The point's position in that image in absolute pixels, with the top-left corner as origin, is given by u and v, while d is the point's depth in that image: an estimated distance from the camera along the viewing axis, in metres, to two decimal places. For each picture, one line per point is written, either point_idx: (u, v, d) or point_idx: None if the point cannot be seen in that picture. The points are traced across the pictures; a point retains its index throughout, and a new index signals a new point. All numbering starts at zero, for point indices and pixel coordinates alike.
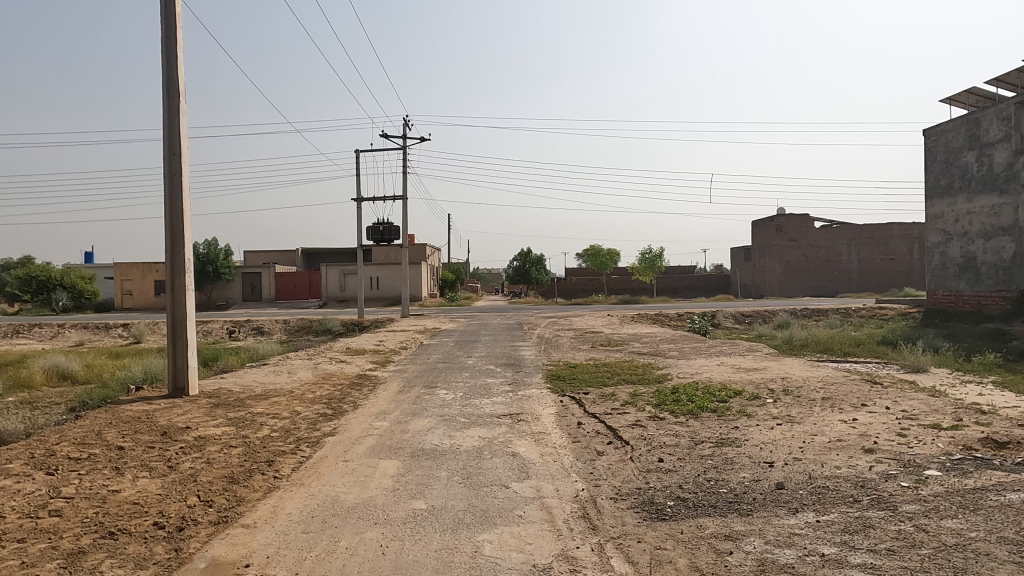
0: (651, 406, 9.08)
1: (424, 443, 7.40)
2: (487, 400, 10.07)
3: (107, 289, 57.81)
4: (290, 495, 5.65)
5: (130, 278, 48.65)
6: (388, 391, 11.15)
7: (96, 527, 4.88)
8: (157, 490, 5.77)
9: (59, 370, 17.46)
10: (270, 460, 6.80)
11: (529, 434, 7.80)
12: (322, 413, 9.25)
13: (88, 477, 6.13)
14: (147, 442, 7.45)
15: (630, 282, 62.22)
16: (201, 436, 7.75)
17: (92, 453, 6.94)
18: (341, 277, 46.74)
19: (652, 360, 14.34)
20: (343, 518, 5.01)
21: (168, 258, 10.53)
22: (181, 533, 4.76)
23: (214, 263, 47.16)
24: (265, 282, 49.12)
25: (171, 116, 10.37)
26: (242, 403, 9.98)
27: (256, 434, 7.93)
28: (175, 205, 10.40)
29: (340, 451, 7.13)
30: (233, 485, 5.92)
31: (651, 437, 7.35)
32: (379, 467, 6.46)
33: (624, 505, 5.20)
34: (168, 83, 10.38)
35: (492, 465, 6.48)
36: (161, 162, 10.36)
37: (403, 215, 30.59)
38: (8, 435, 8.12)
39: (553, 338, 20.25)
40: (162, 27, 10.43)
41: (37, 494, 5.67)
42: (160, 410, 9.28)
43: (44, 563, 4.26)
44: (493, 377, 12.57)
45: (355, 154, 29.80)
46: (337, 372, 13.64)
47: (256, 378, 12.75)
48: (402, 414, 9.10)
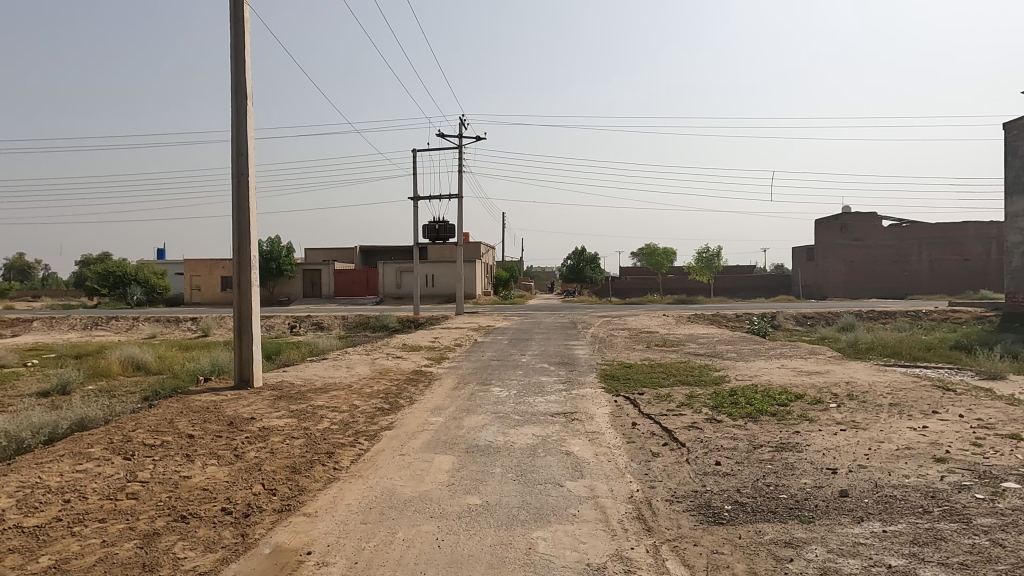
0: (709, 409, 8.91)
1: (479, 439, 7.48)
2: (541, 398, 10.08)
3: (177, 285, 60.56)
4: (349, 486, 5.80)
5: (198, 273, 50.84)
6: (443, 387, 11.30)
7: (169, 511, 5.13)
8: (224, 477, 6.01)
9: (133, 360, 18.40)
10: (330, 451, 6.99)
11: (584, 433, 7.77)
12: (379, 408, 9.47)
13: (161, 463, 6.44)
14: (215, 431, 7.78)
15: (687, 282, 61.23)
16: (265, 427, 8.03)
17: (165, 440, 7.29)
18: (397, 274, 47.64)
19: (709, 361, 14.07)
20: (400, 511, 5.11)
21: (235, 254, 10.95)
22: (247, 520, 4.95)
23: (277, 259, 48.67)
24: (324, 278, 50.49)
25: (238, 118, 10.76)
26: (303, 396, 10.32)
27: (317, 426, 8.18)
28: (242, 206, 10.77)
29: (396, 445, 7.27)
30: (296, 475, 6.12)
31: (708, 440, 7.22)
32: (435, 462, 6.56)
33: (680, 508, 5.13)
34: (236, 87, 10.79)
35: (546, 463, 6.49)
36: (230, 164, 10.77)
37: (458, 214, 30.84)
38: (91, 420, 8.63)
39: (607, 338, 20.11)
40: (231, 33, 10.83)
41: (115, 477, 6.00)
42: (227, 401, 9.70)
43: (123, 543, 4.51)
44: (547, 375, 12.59)
45: (413, 153, 30.18)
46: (394, 368, 13.88)
47: (317, 371, 13.16)
48: (457, 411, 9.20)
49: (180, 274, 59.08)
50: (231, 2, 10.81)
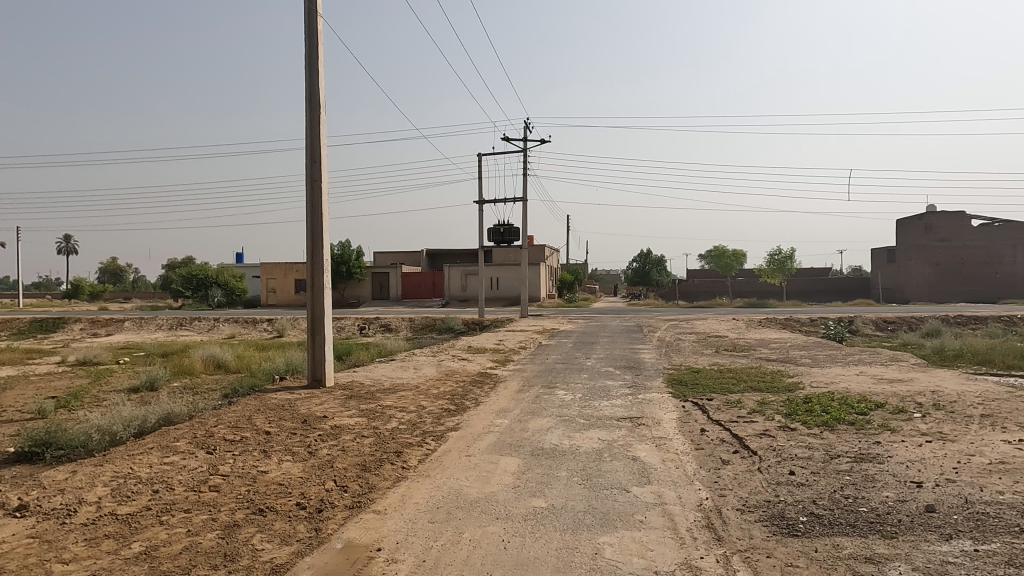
0: (781, 416, 8.60)
1: (545, 442, 7.47)
2: (607, 403, 9.96)
3: (254, 287, 63.25)
4: (417, 485, 5.90)
5: (274, 277, 52.93)
6: (508, 390, 11.34)
7: (248, 504, 5.36)
8: (299, 473, 6.24)
9: (214, 359, 19.33)
10: (398, 450, 7.14)
11: (650, 438, 7.66)
12: (446, 409, 9.59)
13: (241, 458, 6.74)
14: (290, 428, 8.07)
15: (757, 286, 59.27)
16: (337, 425, 8.30)
17: (244, 436, 7.63)
18: (463, 277, 48.24)
19: (782, 367, 13.60)
20: (467, 511, 5.17)
21: (309, 258, 11.35)
22: (320, 515, 5.11)
23: (347, 263, 50.14)
24: (392, 281, 51.63)
25: (312, 128, 11.16)
26: (373, 396, 10.57)
27: (386, 426, 8.37)
28: (315, 211, 11.14)
29: (463, 446, 7.35)
30: (366, 473, 6.29)
31: (781, 448, 6.98)
32: (501, 463, 6.60)
33: (752, 518, 4.98)
34: (311, 96, 11.18)
35: (612, 467, 6.43)
36: (304, 171, 11.17)
37: (523, 217, 30.94)
38: (177, 415, 9.12)
39: (675, 342, 19.72)
40: (305, 45, 11.24)
41: (198, 470, 6.32)
42: (301, 399, 10.05)
43: (206, 533, 4.74)
44: (613, 379, 12.44)
45: (478, 158, 30.52)
46: (459, 370, 14.03)
47: (385, 372, 13.49)
48: (522, 413, 9.24)
49: (257, 278, 61.70)
50: (305, 16, 11.22)
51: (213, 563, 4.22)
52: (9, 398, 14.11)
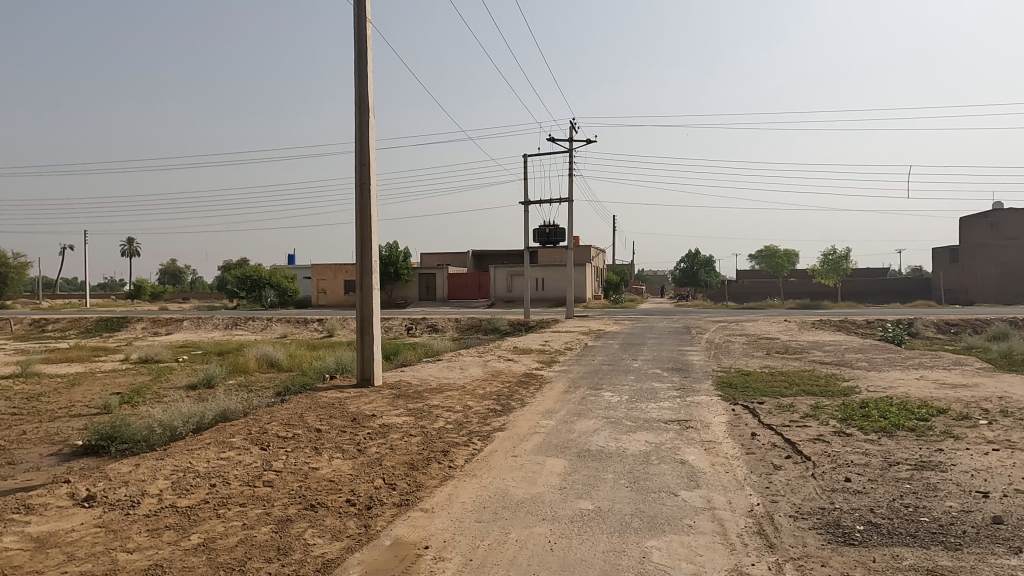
0: (836, 421, 8.34)
1: (591, 444, 7.44)
2: (654, 405, 9.84)
3: (305, 288, 64.81)
4: (463, 484, 5.95)
5: (324, 278, 54.13)
6: (554, 391, 11.33)
7: (300, 499, 5.50)
8: (348, 470, 6.36)
9: (268, 358, 19.89)
10: (445, 450, 7.21)
11: (699, 442, 7.53)
12: (492, 409, 9.64)
13: (294, 454, 6.92)
14: (340, 426, 8.25)
15: (810, 286, 57.69)
16: (385, 423, 8.43)
17: (296, 433, 7.83)
18: (508, 278, 48.44)
19: (837, 370, 13.19)
20: (513, 511, 5.19)
21: (358, 259, 11.55)
22: (369, 512, 5.21)
23: (394, 264, 50.91)
24: (438, 282, 52.14)
25: (361, 132, 11.37)
26: (420, 395, 10.70)
27: (433, 425, 8.46)
28: (364, 212, 11.32)
29: (509, 446, 7.38)
30: (413, 471, 6.37)
31: (836, 454, 6.76)
32: (547, 464, 6.59)
33: (805, 525, 4.84)
34: (360, 100, 11.39)
35: (660, 471, 6.34)
36: (354, 174, 11.38)
37: (569, 217, 30.84)
38: (233, 412, 9.42)
39: (724, 344, 19.35)
40: (355, 50, 11.45)
41: (253, 465, 6.52)
42: (351, 398, 10.25)
43: (260, 527, 4.88)
44: (660, 381, 12.27)
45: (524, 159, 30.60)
46: (505, 370, 14.07)
47: (432, 372, 13.64)
48: (568, 414, 9.21)
49: (308, 279, 63.20)
50: (355, 23, 11.45)
51: (267, 556, 4.34)
52: (78, 394, 14.82)
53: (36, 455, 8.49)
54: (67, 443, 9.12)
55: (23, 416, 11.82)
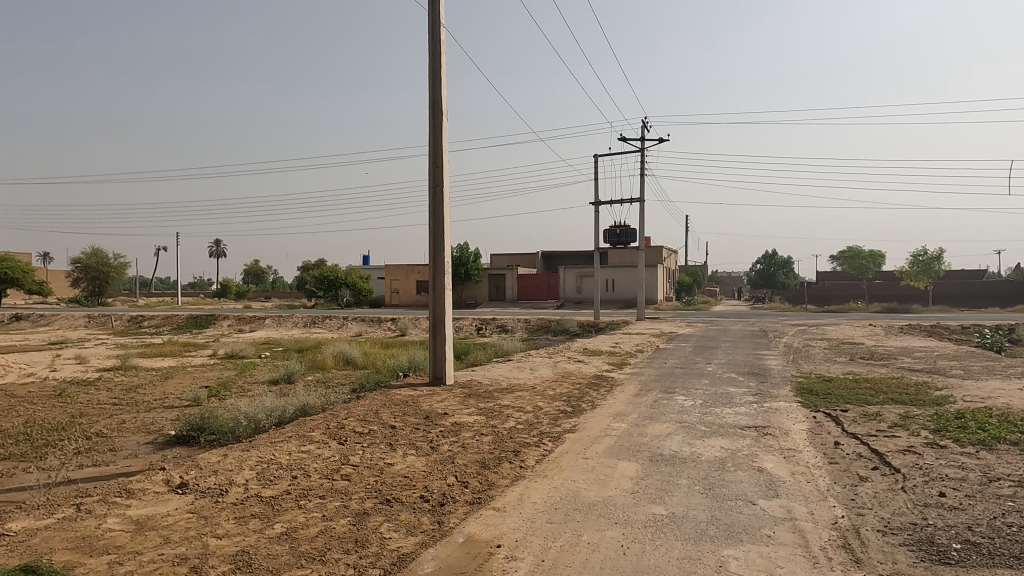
0: (928, 432, 7.86)
1: (664, 448, 7.29)
2: (729, 410, 9.57)
3: (379, 288, 66.65)
4: (535, 485, 5.97)
5: (397, 278, 55.48)
6: (625, 393, 11.19)
7: (376, 494, 5.65)
8: (422, 467, 6.49)
9: (344, 355, 20.54)
10: (517, 450, 7.25)
11: (778, 449, 7.26)
12: (562, 410, 9.62)
13: (369, 450, 7.12)
14: (413, 424, 8.41)
15: (898, 288, 54.61)
16: (457, 422, 8.55)
17: (372, 429, 8.05)
18: (578, 278, 48.31)
19: (928, 378, 12.42)
20: (585, 514, 5.15)
21: (431, 259, 11.75)
22: (442, 509, 5.29)
23: (465, 265, 51.57)
24: (508, 283, 52.44)
25: (435, 135, 11.57)
26: (491, 395, 10.80)
27: (504, 424, 8.53)
28: (437, 214, 11.52)
29: (581, 448, 7.34)
30: (486, 470, 6.43)
31: (929, 467, 6.39)
32: (619, 468, 6.52)
33: (895, 541, 4.58)
34: (434, 105, 11.60)
35: (737, 478, 6.16)
36: (427, 175, 11.60)
37: (641, 218, 30.36)
38: (312, 407, 9.78)
39: (804, 348, 18.61)
40: (429, 54, 11.67)
41: (332, 459, 6.74)
42: (424, 396, 10.45)
43: (339, 519, 5.04)
44: (736, 386, 11.92)
45: (594, 159, 30.41)
46: (575, 371, 14.02)
47: (503, 372, 13.73)
48: (640, 417, 9.08)
49: (382, 279, 64.97)
50: (429, 28, 11.66)
51: (345, 548, 4.48)
52: (171, 386, 15.77)
53: (135, 443, 9.08)
54: (162, 432, 9.74)
55: (123, 406, 12.68)
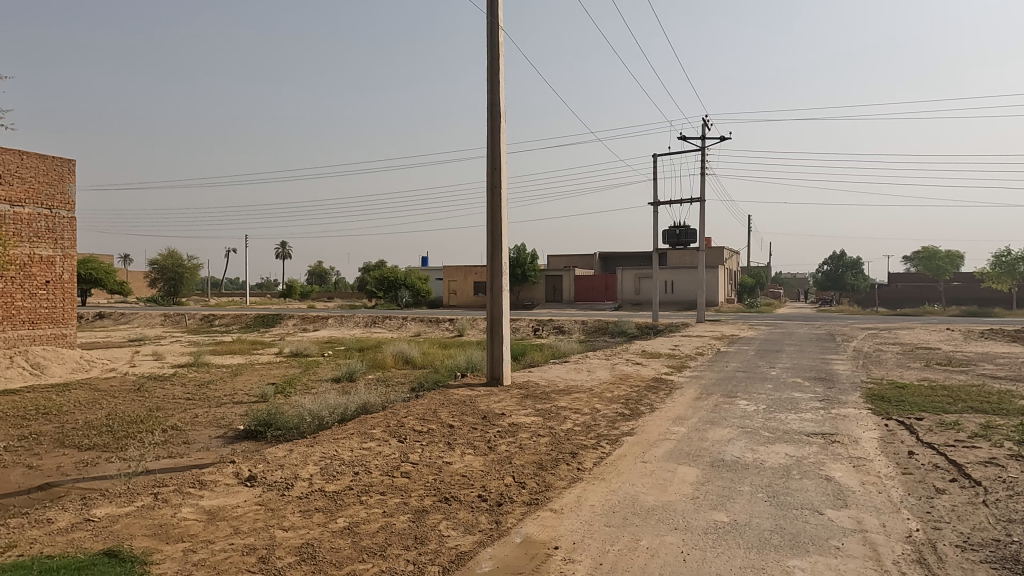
0: (1012, 443, 7.41)
1: (725, 454, 7.13)
2: (794, 416, 9.26)
3: (437, 289, 67.60)
4: (592, 487, 5.93)
5: (455, 279, 56.13)
6: (685, 397, 10.99)
7: (435, 492, 5.73)
8: (479, 466, 6.54)
9: (403, 355, 20.92)
10: (574, 451, 7.22)
11: (847, 458, 6.99)
12: (620, 413, 9.52)
13: (428, 448, 7.23)
14: (471, 423, 8.50)
15: (979, 291, 51.66)
16: (515, 422, 8.58)
17: (431, 428, 8.17)
18: (636, 280, 47.76)
19: (1012, 387, 11.70)
20: (643, 518, 5.09)
21: (489, 261, 11.83)
22: (500, 508, 5.32)
23: (522, 266, 51.73)
24: (565, 284, 52.26)
25: (493, 137, 11.65)
26: (548, 396, 10.79)
27: (561, 426, 8.51)
28: (495, 216, 11.59)
29: (639, 452, 7.26)
30: (543, 471, 6.43)
31: (1013, 480, 6.02)
32: (679, 472, 6.41)
33: (975, 558, 4.34)
34: (491, 108, 11.69)
35: (803, 486, 5.96)
36: (485, 178, 11.69)
37: (701, 218, 29.76)
38: (372, 405, 10.01)
39: (875, 353, 17.83)
40: (487, 58, 11.77)
41: (392, 456, 6.88)
42: (481, 396, 10.52)
43: (399, 515, 5.14)
44: (801, 391, 11.53)
45: (653, 159, 30.02)
46: (633, 374, 13.85)
47: (560, 374, 13.71)
48: (700, 422, 8.89)
49: (440, 280, 65.86)
50: (487, 32, 11.76)
51: (405, 544, 4.56)
52: (240, 383, 16.41)
53: (206, 436, 9.49)
54: (231, 427, 10.14)
55: (196, 401, 13.27)
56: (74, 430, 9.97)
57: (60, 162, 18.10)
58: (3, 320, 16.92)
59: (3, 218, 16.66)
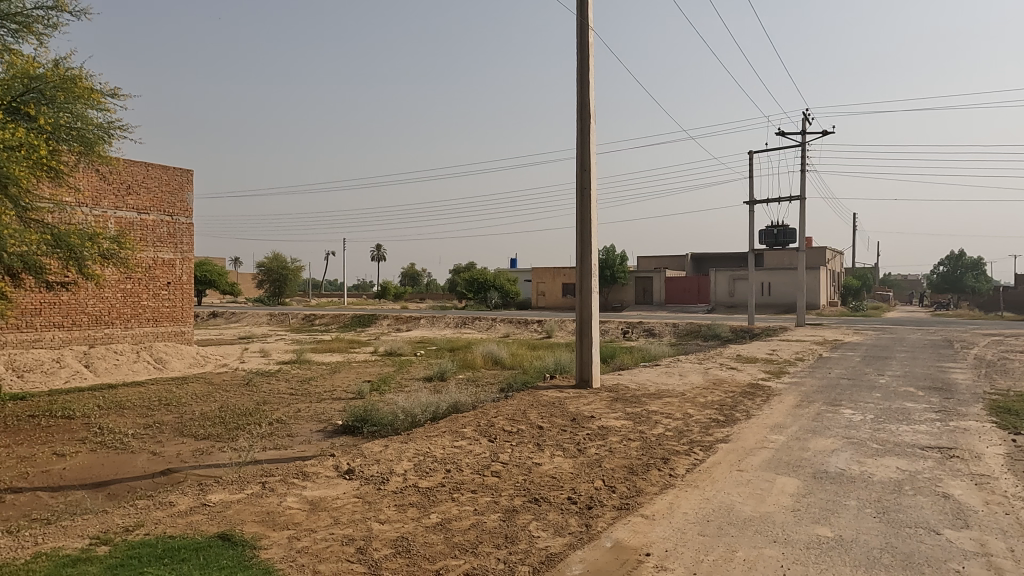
0: None
1: (829, 465, 6.75)
2: (907, 428, 8.64)
3: (526, 290, 68.02)
4: (685, 494, 5.78)
5: (544, 280, 56.30)
6: (783, 404, 10.51)
7: (525, 492, 5.76)
8: (569, 468, 6.52)
9: (492, 355, 21.20)
10: (666, 457, 7.06)
11: (967, 475, 6.45)
12: (714, 419, 9.22)
13: (518, 448, 7.28)
14: (561, 425, 8.49)
15: None
16: (604, 426, 8.50)
17: (521, 429, 8.22)
18: (731, 282, 46.16)
19: None
20: (740, 529, 4.90)
21: (578, 262, 11.78)
22: (590, 512, 5.28)
23: (611, 267, 51.20)
24: (656, 286, 51.23)
25: (583, 137, 11.59)
26: (638, 400, 10.61)
27: (652, 431, 8.34)
28: (584, 217, 11.53)
29: (735, 460, 7.00)
30: (633, 476, 6.32)
31: None
32: (778, 483, 6.13)
33: None
34: (581, 108, 11.64)
35: (916, 503, 5.55)
36: (575, 179, 11.65)
37: (801, 217, 28.38)
38: (463, 404, 10.20)
39: (1000, 362, 16.35)
40: (576, 58, 11.73)
41: (483, 455, 6.98)
42: (571, 398, 10.49)
43: (490, 514, 5.21)
44: (914, 401, 10.74)
45: (749, 156, 28.94)
46: (728, 379, 13.39)
47: (651, 377, 13.45)
48: (801, 430, 8.47)
49: (529, 282, 66.28)
50: (577, 32, 11.72)
51: (496, 543, 4.61)
52: (338, 380, 17.16)
53: (308, 430, 9.99)
54: (331, 422, 10.62)
55: (299, 396, 14.00)
56: (192, 421, 10.75)
57: (181, 172, 19.58)
58: (131, 317, 18.48)
59: (131, 224, 18.20)
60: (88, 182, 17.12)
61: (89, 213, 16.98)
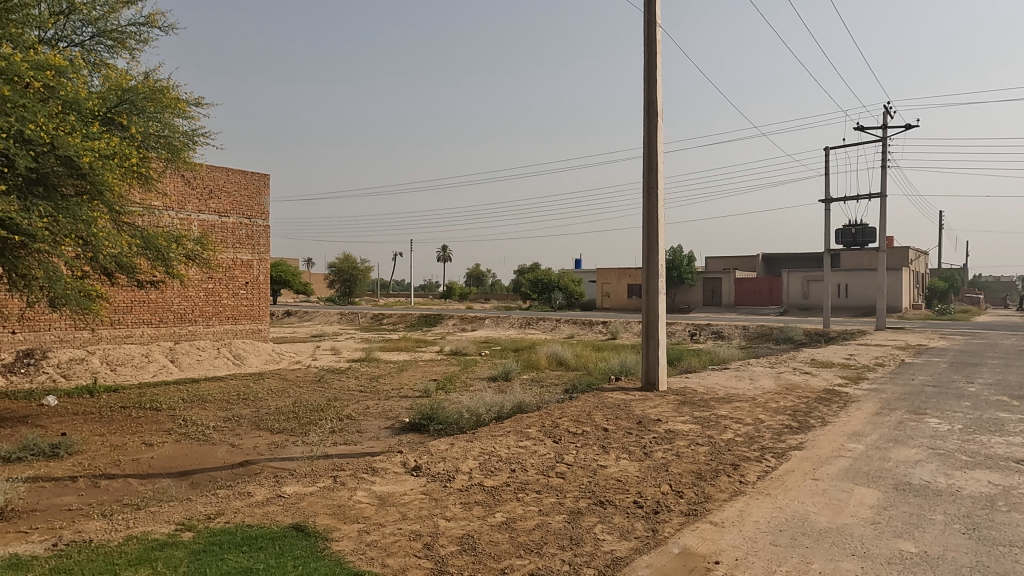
0: None
1: (912, 477, 6.40)
2: (1000, 439, 8.10)
3: (591, 291, 67.55)
4: (757, 502, 5.60)
5: (609, 281, 55.79)
6: (862, 411, 10.04)
7: (589, 494, 5.72)
8: (635, 472, 6.43)
9: (557, 356, 21.16)
10: (735, 463, 6.87)
11: None
12: (787, 425, 8.90)
13: (583, 450, 7.24)
14: (626, 428, 8.38)
15: None
16: (671, 429, 8.34)
17: (585, 430, 8.17)
18: (805, 283, 44.48)
19: None
20: (815, 540, 4.72)
21: (644, 262, 11.60)
22: (656, 516, 5.19)
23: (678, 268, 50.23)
24: (725, 287, 49.91)
25: (650, 136, 11.42)
26: (706, 404, 10.36)
27: (721, 436, 8.13)
28: (651, 217, 11.35)
29: (809, 468, 6.74)
30: (701, 481, 6.18)
31: None
32: (855, 494, 5.86)
33: None
34: (648, 106, 11.47)
35: (1011, 520, 5.19)
36: (641, 179, 11.49)
37: (881, 216, 27.05)
38: (528, 404, 10.22)
39: None
40: (644, 56, 11.58)
41: (547, 456, 6.97)
42: (636, 401, 10.34)
43: (554, 515, 5.20)
44: (1008, 411, 10.06)
45: (825, 153, 27.81)
46: (802, 384, 12.89)
47: (720, 381, 13.11)
48: (881, 439, 8.07)
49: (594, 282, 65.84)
50: (644, 29, 11.56)
51: (561, 544, 4.60)
52: (405, 378, 17.51)
53: (377, 426, 10.24)
54: (398, 419, 10.85)
55: (367, 393, 14.38)
56: (268, 415, 11.21)
57: (259, 177, 20.44)
58: (212, 316, 19.41)
59: (213, 226, 19.13)
60: (175, 187, 18.13)
61: (175, 216, 17.97)
